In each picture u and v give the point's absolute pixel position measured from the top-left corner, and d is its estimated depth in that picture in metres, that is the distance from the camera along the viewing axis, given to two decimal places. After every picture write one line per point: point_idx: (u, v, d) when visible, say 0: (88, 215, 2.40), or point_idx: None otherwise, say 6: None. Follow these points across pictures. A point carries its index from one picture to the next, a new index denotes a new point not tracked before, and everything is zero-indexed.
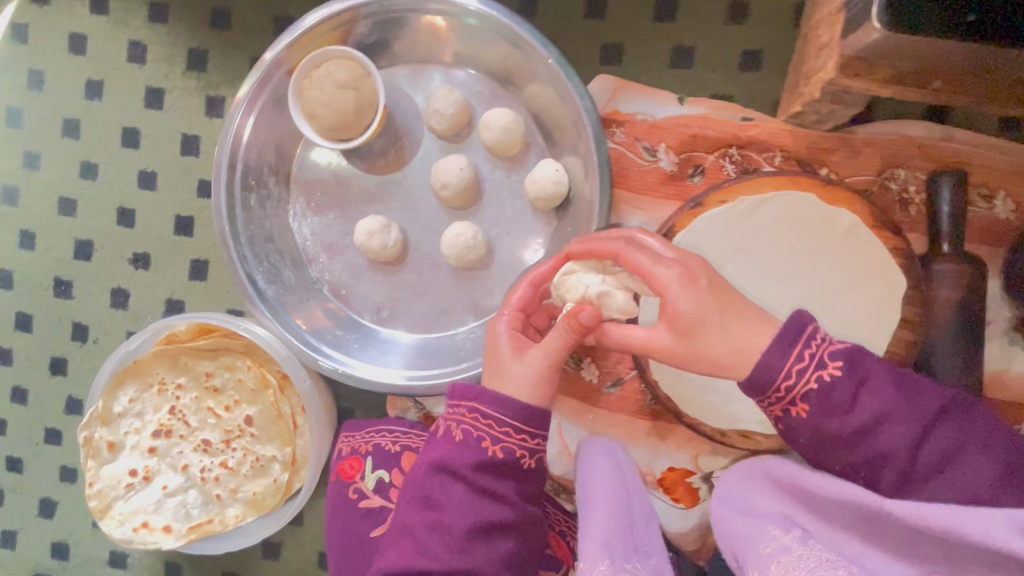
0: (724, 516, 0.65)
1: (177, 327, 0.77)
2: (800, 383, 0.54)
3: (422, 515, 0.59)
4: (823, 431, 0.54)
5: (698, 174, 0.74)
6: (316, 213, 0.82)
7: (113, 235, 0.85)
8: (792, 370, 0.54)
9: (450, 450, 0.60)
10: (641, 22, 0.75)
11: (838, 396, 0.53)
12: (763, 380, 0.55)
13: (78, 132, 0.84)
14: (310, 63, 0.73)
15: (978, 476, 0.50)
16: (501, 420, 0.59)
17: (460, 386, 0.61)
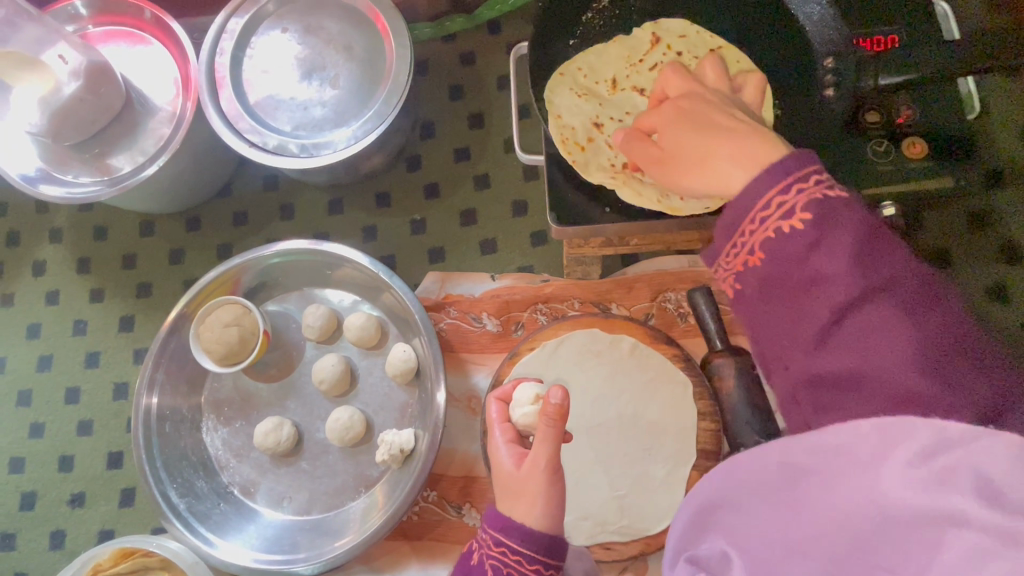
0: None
1: (99, 556, 0.88)
2: (766, 221, 0.44)
3: None
4: (741, 212, 0.46)
5: (520, 328, 0.94)
6: (225, 425, 0.98)
7: (55, 482, 0.99)
8: (769, 213, 0.44)
9: None
10: (454, 228, 1.01)
11: (797, 252, 0.43)
12: (735, 212, 0.46)
13: (29, 399, 1.03)
14: (206, 312, 0.94)
15: (889, 358, 0.40)
16: (528, 556, 0.62)
17: (496, 515, 0.65)
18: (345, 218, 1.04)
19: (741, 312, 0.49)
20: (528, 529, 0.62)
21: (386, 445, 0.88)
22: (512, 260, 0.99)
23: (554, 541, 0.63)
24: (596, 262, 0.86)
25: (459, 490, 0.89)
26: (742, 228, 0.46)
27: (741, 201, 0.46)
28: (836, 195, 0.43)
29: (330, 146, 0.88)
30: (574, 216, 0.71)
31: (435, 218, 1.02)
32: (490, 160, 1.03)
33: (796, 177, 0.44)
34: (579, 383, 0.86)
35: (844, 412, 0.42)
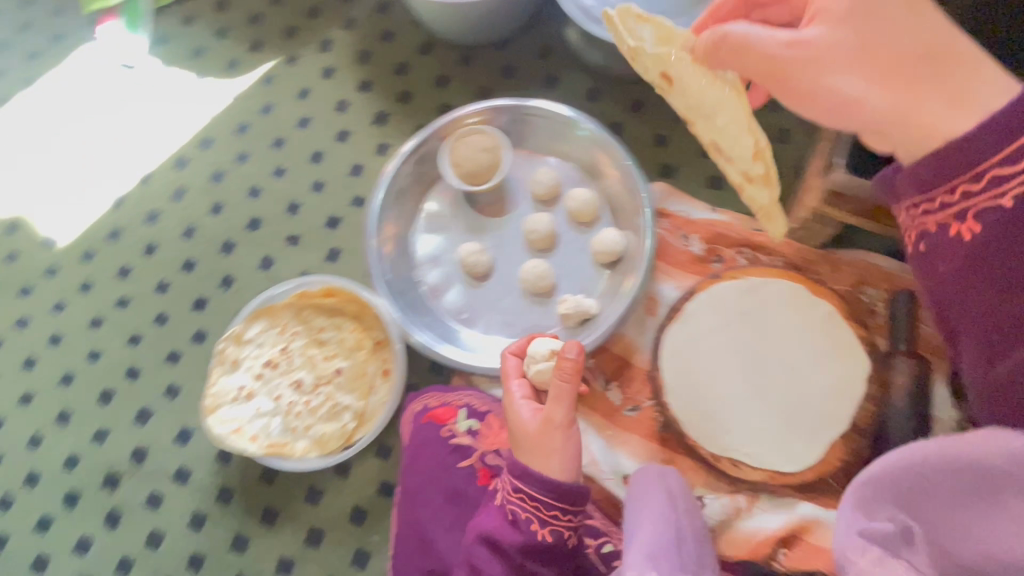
0: (654, 499, 0.83)
1: (310, 285, 1.03)
2: (1003, 189, 0.45)
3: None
4: (944, 171, 0.48)
5: (719, 261, 1.02)
6: (431, 233, 1.10)
7: (280, 219, 1.15)
8: (998, 171, 0.45)
9: (505, 531, 0.72)
10: (691, 156, 1.09)
11: None
12: (954, 148, 0.47)
13: (282, 146, 1.18)
14: (463, 134, 1.06)
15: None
16: (546, 504, 0.71)
17: (513, 465, 0.73)
18: (598, 109, 1.13)
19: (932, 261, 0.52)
20: (546, 478, 0.70)
21: (572, 304, 0.99)
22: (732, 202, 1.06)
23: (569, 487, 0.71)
24: (829, 229, 0.93)
25: (614, 367, 0.99)
26: (957, 169, 0.47)
27: (990, 124, 0.44)
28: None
29: None
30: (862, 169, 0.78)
31: (677, 140, 1.10)
32: None
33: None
34: (765, 325, 0.94)
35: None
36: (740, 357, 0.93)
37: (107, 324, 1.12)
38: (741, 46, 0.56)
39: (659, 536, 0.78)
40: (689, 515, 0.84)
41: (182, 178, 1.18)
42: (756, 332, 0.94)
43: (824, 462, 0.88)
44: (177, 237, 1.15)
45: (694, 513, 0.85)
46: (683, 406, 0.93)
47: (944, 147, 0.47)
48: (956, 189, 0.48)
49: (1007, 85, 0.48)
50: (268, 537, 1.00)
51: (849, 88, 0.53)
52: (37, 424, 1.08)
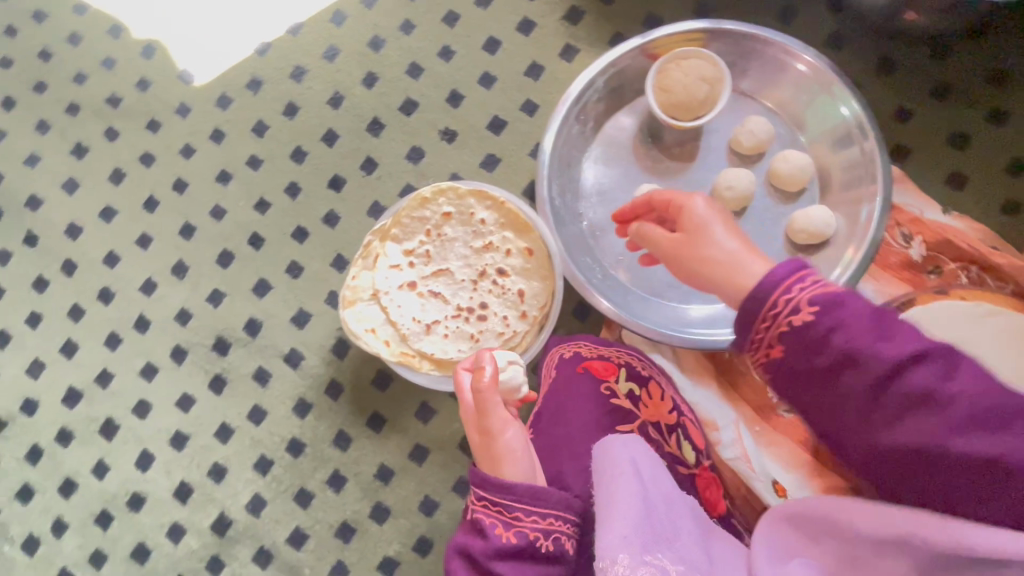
0: (622, 465, 0.68)
1: (458, 186, 0.88)
2: (785, 310, 0.51)
3: None
4: (750, 309, 0.53)
5: (936, 273, 0.86)
6: (604, 164, 0.97)
7: (438, 108, 1.02)
8: (799, 298, 0.51)
9: (471, 538, 0.64)
10: (934, 142, 0.91)
11: (808, 333, 0.50)
12: (754, 301, 0.52)
13: (454, 24, 1.03)
14: (681, 55, 0.89)
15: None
16: (507, 505, 0.64)
17: (473, 475, 0.66)
18: (837, 60, 0.94)
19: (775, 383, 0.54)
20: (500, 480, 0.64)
21: None
22: (968, 209, 0.90)
23: (541, 492, 0.65)
24: None
25: None
26: (755, 326, 0.52)
27: (760, 293, 0.52)
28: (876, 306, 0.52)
29: None
30: None
31: (923, 120, 0.92)
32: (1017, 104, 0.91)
33: (796, 275, 0.52)
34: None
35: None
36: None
37: (235, 182, 1.04)
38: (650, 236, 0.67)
39: (619, 521, 0.62)
40: (658, 479, 0.68)
41: (336, 36, 1.05)
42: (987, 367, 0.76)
43: None
44: (322, 104, 1.04)
45: (655, 471, 0.69)
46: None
47: (748, 302, 0.53)
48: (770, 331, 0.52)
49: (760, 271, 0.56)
50: (370, 442, 0.96)
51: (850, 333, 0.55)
52: (153, 269, 1.03)
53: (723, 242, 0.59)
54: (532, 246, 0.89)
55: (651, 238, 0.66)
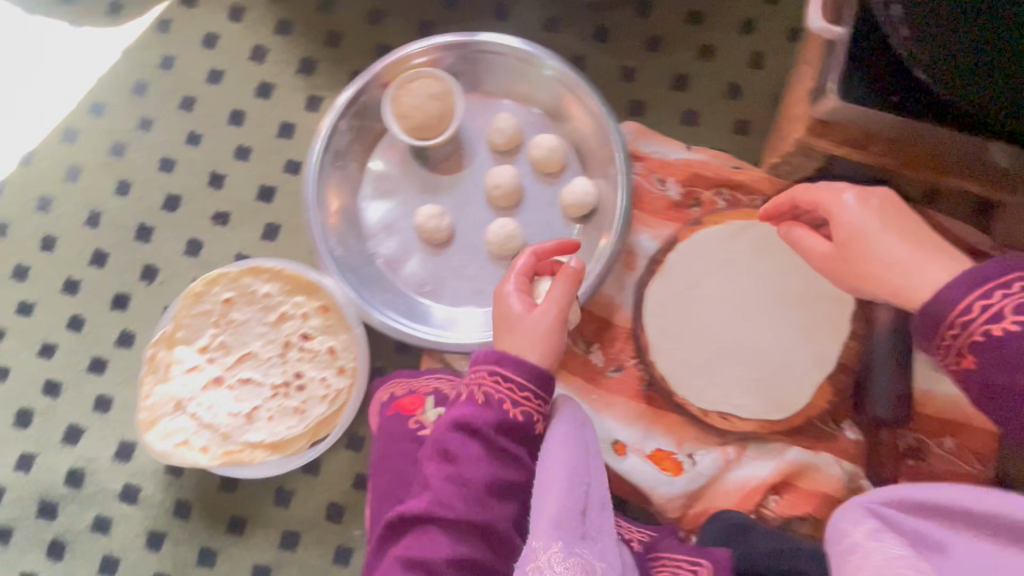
0: (559, 437, 0.69)
1: (227, 270, 0.86)
2: (976, 324, 0.48)
3: (440, 467, 0.66)
4: (930, 321, 0.51)
5: (697, 206, 0.94)
6: (381, 199, 0.98)
7: (202, 195, 0.99)
8: (970, 305, 0.48)
9: (473, 411, 0.68)
10: (661, 89, 0.99)
11: (1013, 361, 0.47)
12: (928, 316, 0.51)
13: (193, 107, 1.00)
14: (407, 79, 0.92)
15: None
16: (521, 385, 0.68)
17: (483, 355, 0.70)
18: (558, 40, 1.00)
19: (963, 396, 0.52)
20: (521, 359, 0.68)
21: None
22: (708, 139, 0.98)
23: (548, 377, 0.69)
24: (814, 162, 0.86)
25: (594, 329, 0.93)
26: (940, 331, 0.50)
27: (934, 310, 0.50)
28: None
29: None
30: (856, 95, 0.71)
31: (647, 73, 0.99)
32: (719, 34, 0.99)
33: (982, 287, 0.48)
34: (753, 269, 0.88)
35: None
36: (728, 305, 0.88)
37: (11, 335, 0.96)
38: (801, 245, 0.67)
39: (564, 490, 0.64)
40: (601, 463, 0.71)
41: (75, 154, 1.00)
42: (746, 278, 0.88)
43: (809, 406, 0.87)
44: (81, 227, 0.98)
45: (601, 455, 0.72)
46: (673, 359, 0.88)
47: (921, 313, 0.51)
48: (958, 350, 0.49)
49: (941, 267, 0.54)
50: (237, 548, 0.92)
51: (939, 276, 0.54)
52: None
53: (891, 247, 0.58)
54: (326, 303, 0.89)
55: (807, 247, 0.66)
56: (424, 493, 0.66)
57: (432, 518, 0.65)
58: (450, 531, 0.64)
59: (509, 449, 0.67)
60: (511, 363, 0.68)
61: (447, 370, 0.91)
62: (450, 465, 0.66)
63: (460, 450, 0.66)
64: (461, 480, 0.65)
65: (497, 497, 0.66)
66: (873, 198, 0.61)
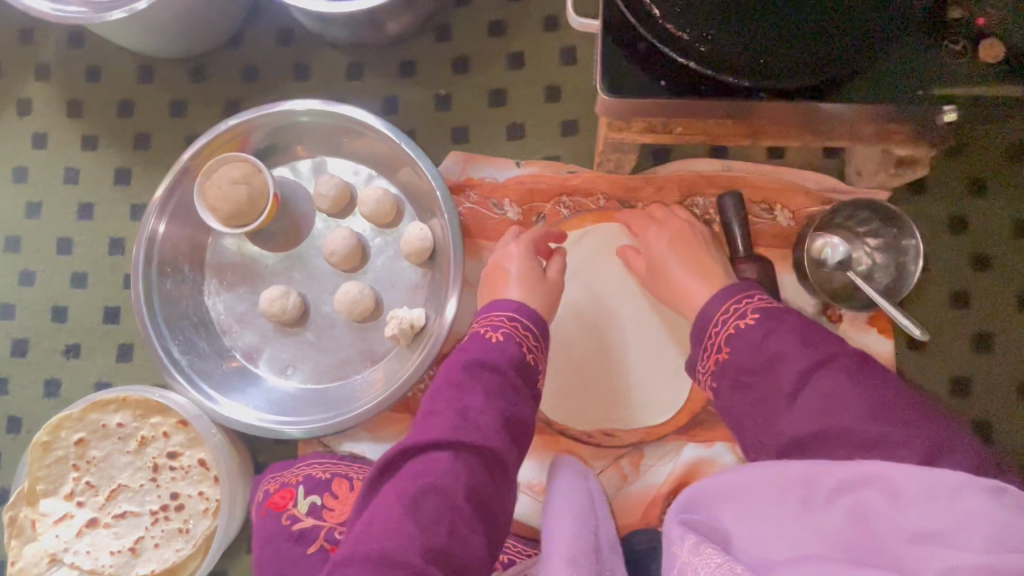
0: (566, 489, 0.76)
1: (69, 412, 0.84)
2: (725, 327, 0.65)
3: (453, 398, 0.62)
4: (701, 329, 0.68)
5: (541, 220, 0.91)
6: (227, 291, 0.95)
7: (48, 331, 0.96)
8: (722, 316, 0.66)
9: (492, 349, 0.67)
10: (480, 109, 0.95)
11: (756, 352, 0.61)
12: (699, 323, 0.68)
13: (19, 246, 0.97)
14: (212, 168, 0.89)
15: (842, 411, 0.54)
16: (535, 331, 0.72)
17: (500, 302, 0.74)
18: (365, 85, 0.96)
19: (721, 397, 0.65)
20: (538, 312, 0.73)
21: (394, 322, 0.87)
22: (539, 148, 0.94)
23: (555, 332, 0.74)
24: (630, 152, 0.83)
25: None
26: (704, 337, 0.67)
27: (707, 315, 0.68)
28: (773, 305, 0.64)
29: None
30: (627, 88, 0.67)
31: (462, 96, 0.95)
32: (525, 37, 0.95)
33: (736, 295, 0.67)
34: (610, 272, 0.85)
35: (774, 418, 0.58)
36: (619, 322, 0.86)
37: None
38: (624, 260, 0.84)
39: (570, 529, 0.68)
40: (605, 519, 0.75)
41: None
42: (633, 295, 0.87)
43: (691, 400, 0.84)
44: None
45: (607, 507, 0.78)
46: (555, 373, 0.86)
47: (696, 322, 0.69)
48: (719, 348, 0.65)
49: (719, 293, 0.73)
50: None
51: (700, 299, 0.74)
52: None
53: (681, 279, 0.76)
54: (181, 418, 0.85)
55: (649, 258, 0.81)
56: (430, 421, 0.61)
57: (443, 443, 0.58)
58: (462, 458, 0.58)
59: (522, 390, 0.66)
60: (522, 314, 0.72)
61: (323, 453, 0.87)
62: (463, 394, 0.63)
63: (476, 382, 0.64)
64: (479, 406, 0.61)
65: (512, 436, 0.63)
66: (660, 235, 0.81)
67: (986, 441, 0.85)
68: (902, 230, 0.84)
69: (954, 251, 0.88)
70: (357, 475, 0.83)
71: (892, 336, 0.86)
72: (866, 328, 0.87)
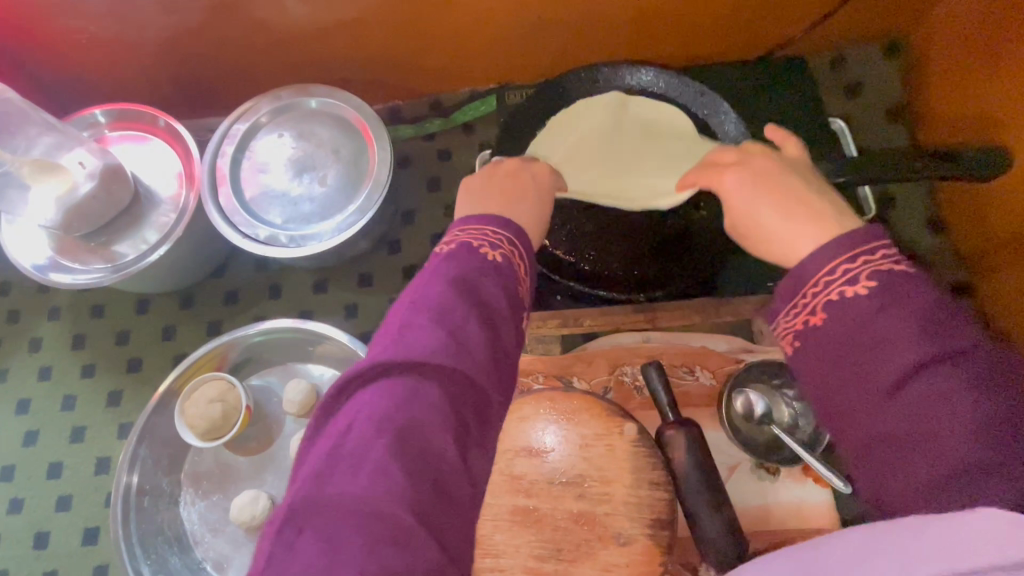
0: None
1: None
2: (841, 277, 0.51)
3: (434, 319, 0.51)
4: (802, 276, 0.53)
5: None
6: (203, 499, 1.00)
7: (29, 559, 1.00)
8: (841, 268, 0.51)
9: (477, 266, 0.56)
10: None
11: (871, 327, 0.48)
12: (795, 281, 0.53)
13: (12, 475, 1.05)
14: (191, 388, 0.99)
15: (956, 412, 0.45)
16: (518, 245, 0.62)
17: (478, 218, 0.63)
18: (329, 297, 1.12)
19: (808, 367, 0.53)
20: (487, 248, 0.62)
21: None
22: None
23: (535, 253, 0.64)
24: (554, 340, 0.96)
25: None
26: (805, 290, 0.53)
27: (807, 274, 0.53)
28: (900, 269, 0.50)
29: (318, 237, 0.97)
30: None
31: None
32: None
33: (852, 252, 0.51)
34: (555, 447, 0.91)
35: (862, 405, 0.49)
36: (645, 147, 0.85)
37: None
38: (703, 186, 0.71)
39: None
40: None
41: None
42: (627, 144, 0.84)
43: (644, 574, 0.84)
44: None
45: None
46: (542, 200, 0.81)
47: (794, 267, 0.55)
48: (822, 282, 0.52)
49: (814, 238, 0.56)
50: None
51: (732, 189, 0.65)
52: None
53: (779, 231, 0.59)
54: None
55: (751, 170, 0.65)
56: (406, 347, 0.49)
57: (446, 355, 0.48)
58: (449, 377, 0.48)
59: (510, 314, 0.55)
60: (511, 230, 0.62)
61: None
62: (450, 312, 0.51)
63: (464, 295, 0.53)
64: (466, 331, 0.50)
65: (506, 375, 0.52)
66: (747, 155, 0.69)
67: None
68: None
69: None
70: None
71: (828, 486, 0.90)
72: (802, 479, 0.91)
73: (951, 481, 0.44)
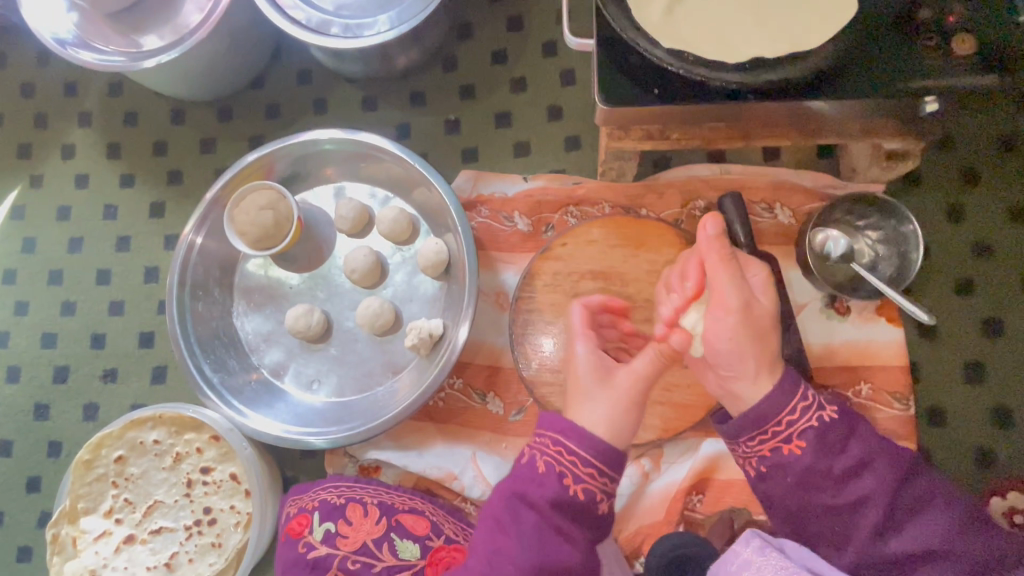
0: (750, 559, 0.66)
1: (109, 431, 0.88)
2: (801, 419, 0.64)
3: (494, 538, 0.67)
4: (762, 413, 0.65)
5: (550, 230, 0.95)
6: (256, 311, 1.00)
7: (88, 358, 1.01)
8: (793, 409, 0.65)
9: (531, 484, 0.68)
10: (487, 131, 1.01)
11: (840, 461, 0.63)
12: (763, 414, 0.65)
13: (61, 279, 1.04)
14: (239, 197, 0.95)
15: (932, 529, 0.61)
16: (581, 458, 0.67)
17: (548, 421, 0.71)
18: (379, 117, 1.03)
19: (771, 487, 0.66)
20: (592, 438, 0.68)
21: (414, 333, 0.91)
22: (544, 164, 1.00)
23: (619, 458, 0.69)
24: (631, 159, 0.88)
25: (484, 378, 0.92)
26: (767, 427, 0.65)
27: (765, 410, 0.65)
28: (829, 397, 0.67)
29: (374, 28, 0.86)
30: (623, 98, 0.72)
31: (470, 120, 1.02)
32: (526, 63, 1.02)
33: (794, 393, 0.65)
34: (623, 273, 0.88)
35: (857, 541, 0.63)
36: None
37: None
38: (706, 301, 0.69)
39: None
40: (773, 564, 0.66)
41: None
42: None
43: (706, 395, 0.84)
44: None
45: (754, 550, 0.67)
46: (684, 10, 0.72)
47: (761, 410, 0.65)
48: (781, 421, 0.65)
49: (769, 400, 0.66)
50: None
51: (737, 295, 0.67)
52: None
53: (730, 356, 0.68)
54: (214, 433, 0.89)
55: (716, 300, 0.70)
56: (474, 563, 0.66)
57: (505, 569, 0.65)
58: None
59: (574, 523, 0.67)
60: (591, 448, 0.68)
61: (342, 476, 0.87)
62: (501, 533, 0.66)
63: (517, 512, 0.67)
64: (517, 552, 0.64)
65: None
66: (763, 283, 0.73)
67: (1006, 425, 0.86)
68: (901, 219, 0.87)
69: (953, 239, 0.90)
70: (370, 499, 0.83)
71: (899, 325, 0.88)
72: (874, 318, 0.88)
73: (928, 554, 0.60)
